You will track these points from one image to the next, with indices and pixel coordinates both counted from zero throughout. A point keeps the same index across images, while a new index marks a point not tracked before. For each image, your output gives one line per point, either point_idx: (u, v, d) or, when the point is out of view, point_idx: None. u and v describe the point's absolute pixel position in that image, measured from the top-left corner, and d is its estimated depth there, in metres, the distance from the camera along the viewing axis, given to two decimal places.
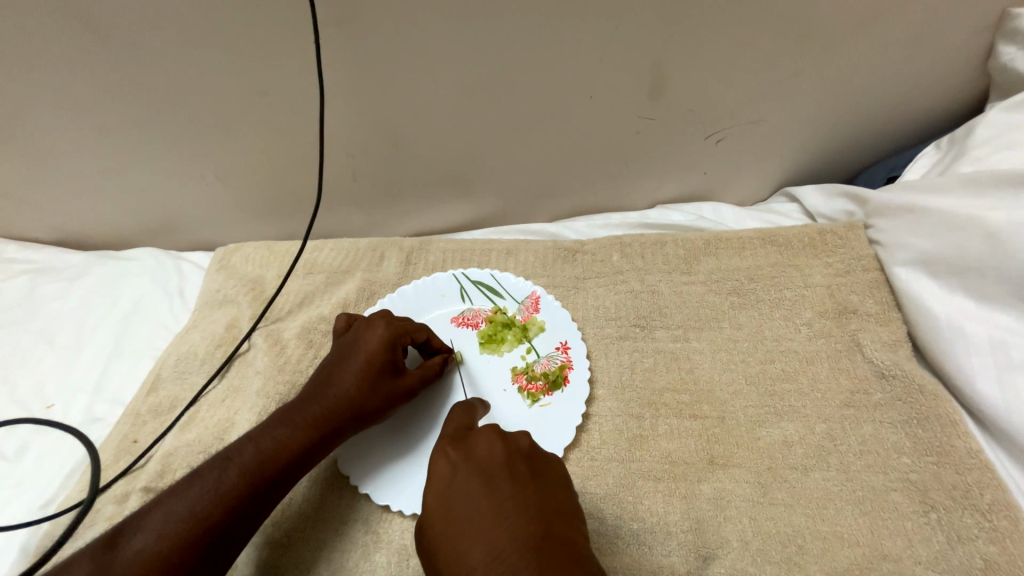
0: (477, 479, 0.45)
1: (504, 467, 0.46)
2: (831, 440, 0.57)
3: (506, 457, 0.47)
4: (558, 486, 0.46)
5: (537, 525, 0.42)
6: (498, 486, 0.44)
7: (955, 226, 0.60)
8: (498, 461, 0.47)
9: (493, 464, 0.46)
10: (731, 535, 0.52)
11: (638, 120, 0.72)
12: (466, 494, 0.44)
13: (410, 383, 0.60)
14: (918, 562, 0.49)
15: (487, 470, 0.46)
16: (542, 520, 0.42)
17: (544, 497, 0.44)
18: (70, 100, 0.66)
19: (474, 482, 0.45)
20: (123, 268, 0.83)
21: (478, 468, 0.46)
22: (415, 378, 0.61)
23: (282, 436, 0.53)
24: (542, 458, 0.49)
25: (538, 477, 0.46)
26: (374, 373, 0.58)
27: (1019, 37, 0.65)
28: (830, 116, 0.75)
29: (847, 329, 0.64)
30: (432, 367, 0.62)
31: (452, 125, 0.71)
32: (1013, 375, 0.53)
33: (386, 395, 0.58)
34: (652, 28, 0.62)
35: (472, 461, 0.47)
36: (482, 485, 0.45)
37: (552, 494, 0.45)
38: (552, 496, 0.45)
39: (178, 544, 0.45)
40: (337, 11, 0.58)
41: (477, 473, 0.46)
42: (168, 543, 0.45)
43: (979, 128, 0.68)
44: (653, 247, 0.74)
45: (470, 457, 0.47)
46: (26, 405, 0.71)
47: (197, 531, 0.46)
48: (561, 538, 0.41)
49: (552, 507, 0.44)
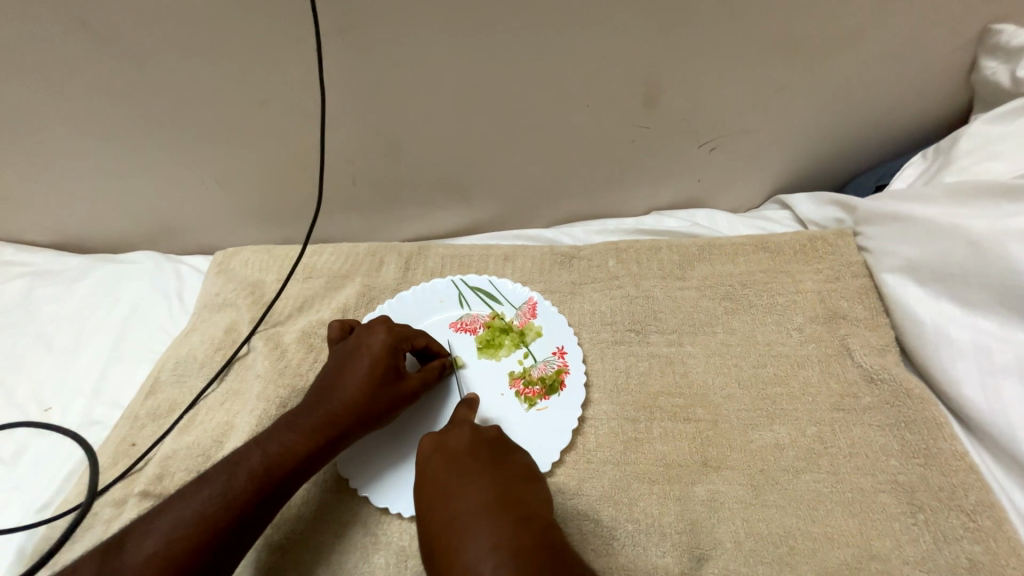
0: (445, 463, 0.48)
1: (469, 452, 0.49)
2: (822, 442, 0.58)
3: (472, 443, 0.50)
4: (522, 466, 0.49)
5: (494, 492, 0.44)
6: (462, 466, 0.47)
7: (940, 234, 0.62)
8: (466, 448, 0.50)
9: (460, 449, 0.49)
10: (724, 536, 0.53)
11: (633, 129, 0.74)
12: (435, 477, 0.48)
13: (413, 386, 0.61)
14: (907, 562, 0.51)
15: (453, 456, 0.49)
16: (498, 492, 0.45)
17: (503, 474, 0.47)
18: (74, 105, 0.67)
19: (442, 466, 0.48)
20: (120, 272, 0.83)
21: (448, 454, 0.49)
22: (417, 382, 0.62)
23: (288, 441, 0.54)
24: (507, 445, 0.51)
25: (501, 459, 0.49)
26: (378, 377, 0.59)
27: (1000, 52, 0.67)
28: (819, 127, 0.77)
29: (837, 334, 0.66)
30: (432, 370, 0.64)
31: (450, 133, 0.72)
32: (997, 378, 0.55)
33: (391, 399, 0.59)
34: (646, 39, 0.64)
35: (443, 449, 0.50)
36: (447, 467, 0.48)
37: (512, 471, 0.48)
38: (510, 471, 0.48)
39: (187, 549, 0.46)
40: (338, 22, 0.59)
41: (445, 457, 0.49)
42: (177, 547, 0.46)
43: (964, 138, 0.70)
44: (648, 253, 0.75)
45: (439, 446, 0.50)
46: (23, 409, 0.71)
47: (207, 534, 0.47)
48: (518, 502, 0.44)
49: (511, 481, 0.46)
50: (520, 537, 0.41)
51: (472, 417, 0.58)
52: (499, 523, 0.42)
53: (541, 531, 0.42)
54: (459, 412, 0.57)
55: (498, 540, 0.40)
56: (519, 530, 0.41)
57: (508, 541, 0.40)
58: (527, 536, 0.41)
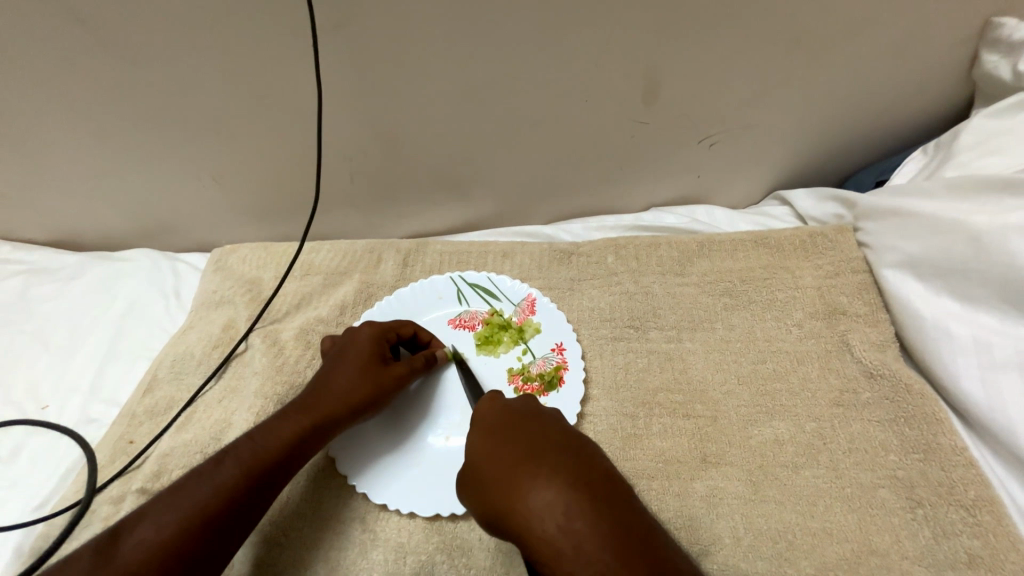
0: (519, 420, 0.47)
1: (540, 413, 0.48)
2: (821, 438, 0.58)
3: (540, 408, 0.49)
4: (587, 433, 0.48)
5: (576, 451, 0.44)
6: (536, 424, 0.47)
7: (939, 229, 0.62)
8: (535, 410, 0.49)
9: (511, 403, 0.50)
10: (723, 532, 0.53)
11: (632, 124, 0.73)
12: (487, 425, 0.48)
13: (399, 372, 0.61)
14: (906, 557, 0.50)
15: (524, 415, 0.48)
16: (578, 450, 0.44)
17: (547, 421, 0.47)
18: (69, 101, 0.66)
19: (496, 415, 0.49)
20: (118, 270, 0.83)
21: (519, 413, 0.48)
22: (405, 368, 0.62)
23: (276, 429, 0.54)
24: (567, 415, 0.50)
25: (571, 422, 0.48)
26: (362, 364, 0.60)
27: (1001, 46, 0.66)
28: (819, 122, 0.76)
29: (837, 330, 0.65)
30: (421, 357, 0.63)
31: (448, 128, 0.72)
32: (997, 374, 0.55)
33: (377, 385, 0.59)
34: (645, 33, 0.63)
35: (511, 408, 0.49)
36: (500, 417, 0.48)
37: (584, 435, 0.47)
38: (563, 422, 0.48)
39: (178, 533, 0.46)
40: (335, 16, 0.59)
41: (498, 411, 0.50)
42: (168, 533, 0.46)
43: (964, 133, 0.69)
44: (647, 249, 0.75)
45: (507, 405, 0.49)
46: (21, 406, 0.70)
47: (198, 520, 0.47)
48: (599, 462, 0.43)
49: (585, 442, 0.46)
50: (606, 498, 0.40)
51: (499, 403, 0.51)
52: (587, 482, 0.41)
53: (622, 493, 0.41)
54: None
55: (588, 500, 0.40)
56: (580, 471, 0.42)
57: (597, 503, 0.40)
58: (613, 499, 0.40)
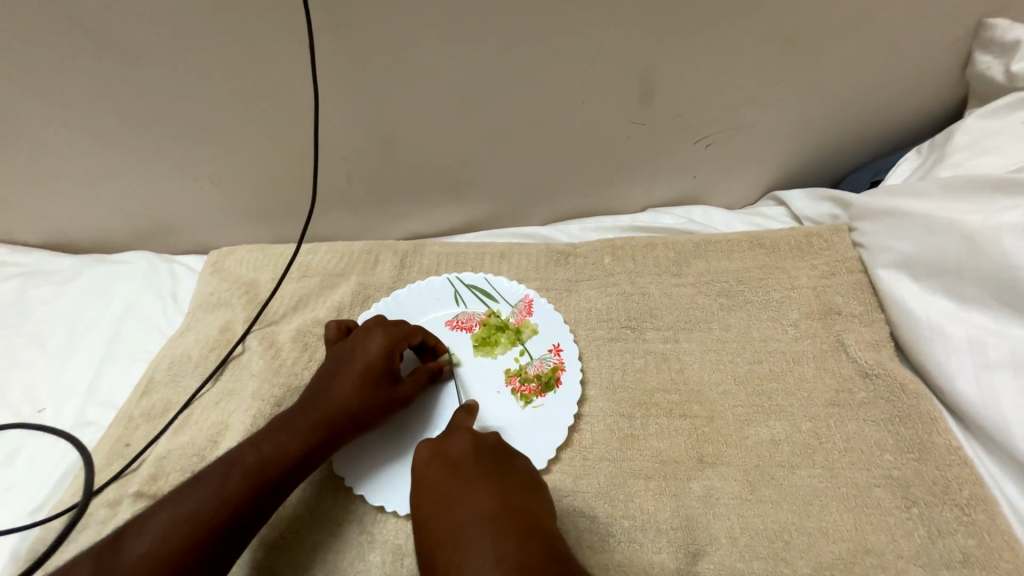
0: (445, 473, 0.48)
1: (472, 458, 0.49)
2: (816, 438, 0.58)
3: (475, 451, 0.50)
4: (522, 475, 0.49)
5: (500, 507, 0.45)
6: (464, 474, 0.48)
7: (934, 229, 0.62)
8: (467, 457, 0.50)
9: (461, 457, 0.50)
10: (720, 532, 0.53)
11: (628, 125, 0.74)
12: (433, 482, 0.48)
13: (406, 391, 0.61)
14: (901, 556, 0.51)
15: (456, 463, 0.49)
16: (500, 504, 0.45)
17: (498, 469, 0.49)
18: (65, 103, 0.66)
19: (443, 473, 0.48)
20: (115, 272, 0.83)
21: (450, 462, 0.49)
22: (411, 386, 0.62)
23: (282, 441, 0.54)
24: (507, 452, 0.52)
25: (503, 466, 0.50)
26: (371, 380, 0.59)
27: (994, 46, 0.67)
28: (815, 122, 0.76)
29: (832, 330, 0.66)
30: (425, 373, 0.63)
31: (445, 130, 0.72)
32: (990, 373, 0.55)
33: (383, 404, 0.59)
34: (640, 34, 0.64)
35: (443, 455, 0.50)
36: (448, 474, 0.48)
37: (514, 481, 0.48)
38: (512, 481, 0.48)
39: (182, 546, 0.46)
40: (330, 17, 0.59)
41: (446, 464, 0.49)
42: (173, 545, 0.46)
43: (958, 133, 0.70)
44: (643, 250, 0.75)
45: (440, 451, 0.51)
46: (17, 409, 0.70)
47: (202, 532, 0.47)
48: (522, 514, 0.45)
49: (514, 492, 0.47)
50: (523, 552, 0.41)
51: (470, 422, 0.57)
52: (503, 539, 0.42)
53: (544, 542, 0.43)
54: (457, 418, 0.56)
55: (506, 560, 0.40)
56: (523, 544, 0.42)
57: (516, 560, 0.40)
58: (532, 552, 0.41)
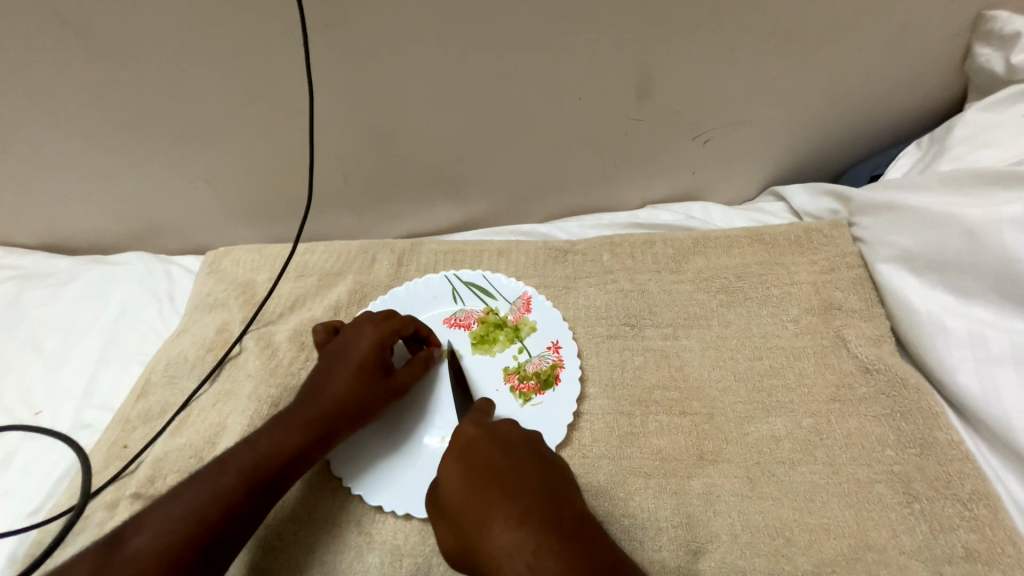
0: (497, 449, 0.48)
1: (522, 444, 0.49)
2: (817, 434, 0.58)
3: (523, 437, 0.50)
4: (561, 461, 0.50)
5: (556, 490, 0.45)
6: (516, 455, 0.48)
7: (934, 223, 0.62)
8: (516, 440, 0.50)
9: (512, 440, 0.49)
10: (720, 529, 0.53)
11: (626, 121, 0.73)
12: (483, 456, 0.48)
13: (402, 382, 0.61)
14: (902, 552, 0.50)
15: (507, 443, 0.49)
16: (552, 486, 0.46)
17: (544, 456, 0.49)
18: (59, 105, 0.66)
19: (495, 451, 0.48)
20: (110, 274, 0.82)
21: (500, 441, 0.49)
22: (406, 375, 0.62)
23: (277, 439, 0.54)
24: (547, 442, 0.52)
25: (546, 454, 0.50)
26: (365, 375, 0.59)
27: (994, 39, 0.67)
28: (813, 117, 0.76)
29: (832, 326, 0.65)
30: (419, 362, 0.63)
31: (442, 127, 0.71)
32: (992, 367, 0.55)
33: (380, 396, 0.59)
34: (637, 29, 0.63)
35: (494, 435, 0.50)
36: (498, 451, 0.48)
37: (558, 467, 0.48)
38: (558, 470, 0.48)
39: (178, 543, 0.46)
40: (324, 14, 0.58)
41: (496, 443, 0.49)
42: (168, 543, 0.45)
43: (958, 126, 0.69)
44: (642, 247, 0.75)
45: (489, 430, 0.50)
46: (14, 412, 0.70)
47: (198, 530, 0.47)
48: (570, 498, 0.45)
49: (559, 477, 0.47)
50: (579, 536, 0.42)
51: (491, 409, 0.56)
52: (558, 520, 0.42)
53: (592, 526, 0.44)
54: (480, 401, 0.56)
55: (561, 542, 0.41)
56: (577, 531, 0.42)
57: (570, 541, 0.41)
58: (584, 535, 0.42)
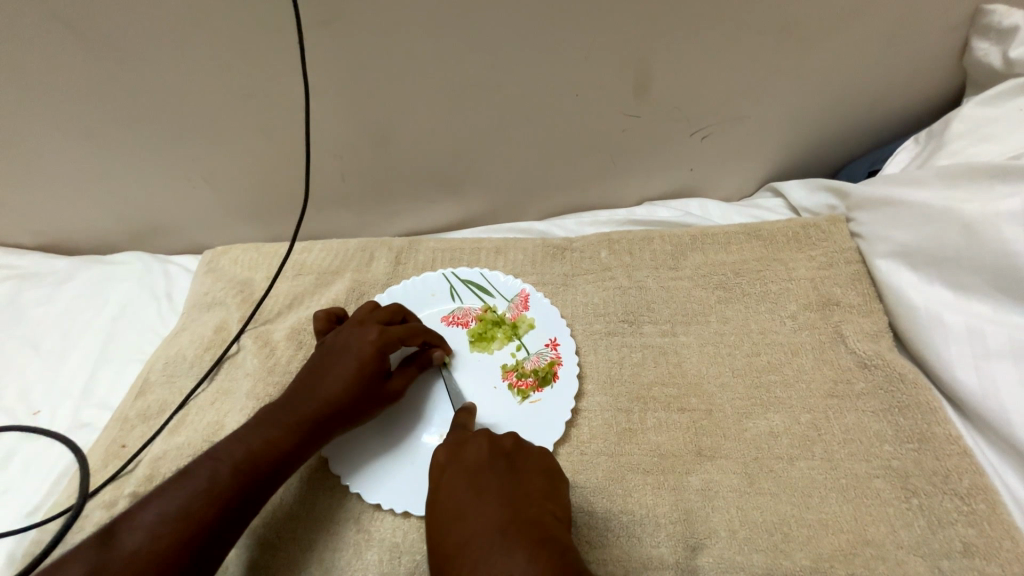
0: (462, 478, 0.48)
1: (488, 466, 0.49)
2: (816, 429, 0.58)
3: (491, 457, 0.50)
4: (535, 477, 0.49)
5: (517, 518, 0.44)
6: (481, 480, 0.48)
7: (933, 218, 0.62)
8: (483, 464, 0.49)
9: (479, 465, 0.49)
10: (719, 525, 0.53)
11: (624, 118, 0.73)
12: (449, 489, 0.48)
13: (397, 387, 0.61)
14: (901, 547, 0.50)
15: (473, 469, 0.49)
16: (515, 512, 0.45)
17: (512, 476, 0.48)
18: (55, 104, 0.65)
19: (459, 480, 0.48)
20: (109, 273, 0.82)
21: (466, 468, 0.49)
22: (401, 381, 0.61)
23: (271, 435, 0.54)
24: (524, 454, 0.51)
25: (517, 471, 0.49)
26: (362, 376, 0.59)
27: (992, 33, 0.67)
28: (811, 112, 0.76)
29: (830, 321, 0.65)
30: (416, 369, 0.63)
31: (439, 125, 0.71)
32: (990, 362, 0.55)
33: (373, 399, 0.59)
34: (635, 25, 0.63)
35: (461, 462, 0.50)
36: (466, 485, 0.47)
37: (527, 487, 0.48)
38: (525, 490, 0.47)
39: (174, 542, 0.46)
40: (322, 12, 0.58)
41: (461, 472, 0.49)
42: (163, 543, 0.45)
43: (956, 122, 0.69)
44: (641, 243, 0.75)
45: (456, 458, 0.51)
46: (13, 412, 0.70)
47: (194, 528, 0.47)
48: (535, 521, 0.44)
49: (527, 499, 0.46)
50: (538, 561, 0.41)
51: (473, 423, 0.58)
52: (513, 550, 0.42)
53: (558, 547, 0.42)
54: (461, 418, 0.57)
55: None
56: (535, 555, 0.41)
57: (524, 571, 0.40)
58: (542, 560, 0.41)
